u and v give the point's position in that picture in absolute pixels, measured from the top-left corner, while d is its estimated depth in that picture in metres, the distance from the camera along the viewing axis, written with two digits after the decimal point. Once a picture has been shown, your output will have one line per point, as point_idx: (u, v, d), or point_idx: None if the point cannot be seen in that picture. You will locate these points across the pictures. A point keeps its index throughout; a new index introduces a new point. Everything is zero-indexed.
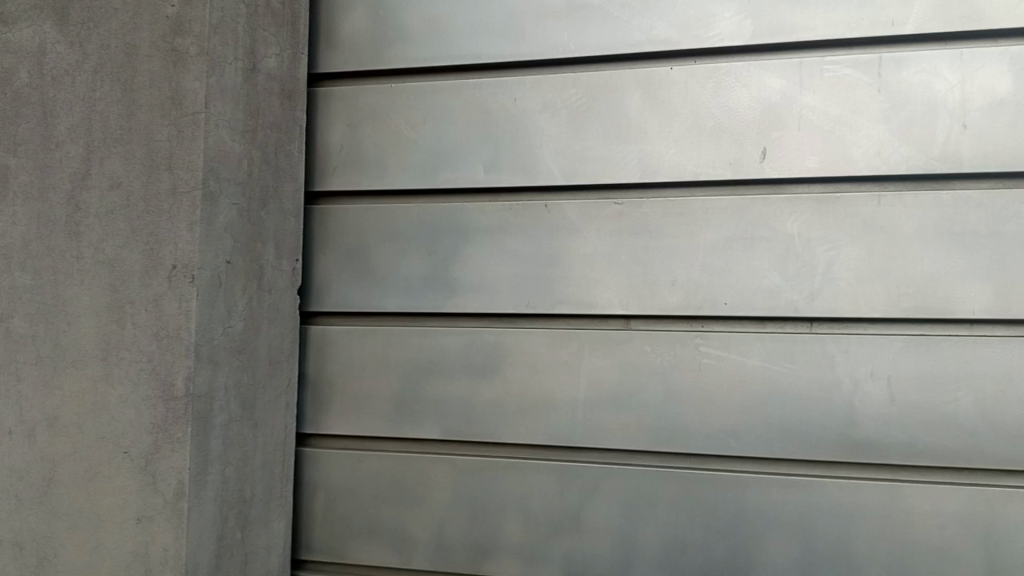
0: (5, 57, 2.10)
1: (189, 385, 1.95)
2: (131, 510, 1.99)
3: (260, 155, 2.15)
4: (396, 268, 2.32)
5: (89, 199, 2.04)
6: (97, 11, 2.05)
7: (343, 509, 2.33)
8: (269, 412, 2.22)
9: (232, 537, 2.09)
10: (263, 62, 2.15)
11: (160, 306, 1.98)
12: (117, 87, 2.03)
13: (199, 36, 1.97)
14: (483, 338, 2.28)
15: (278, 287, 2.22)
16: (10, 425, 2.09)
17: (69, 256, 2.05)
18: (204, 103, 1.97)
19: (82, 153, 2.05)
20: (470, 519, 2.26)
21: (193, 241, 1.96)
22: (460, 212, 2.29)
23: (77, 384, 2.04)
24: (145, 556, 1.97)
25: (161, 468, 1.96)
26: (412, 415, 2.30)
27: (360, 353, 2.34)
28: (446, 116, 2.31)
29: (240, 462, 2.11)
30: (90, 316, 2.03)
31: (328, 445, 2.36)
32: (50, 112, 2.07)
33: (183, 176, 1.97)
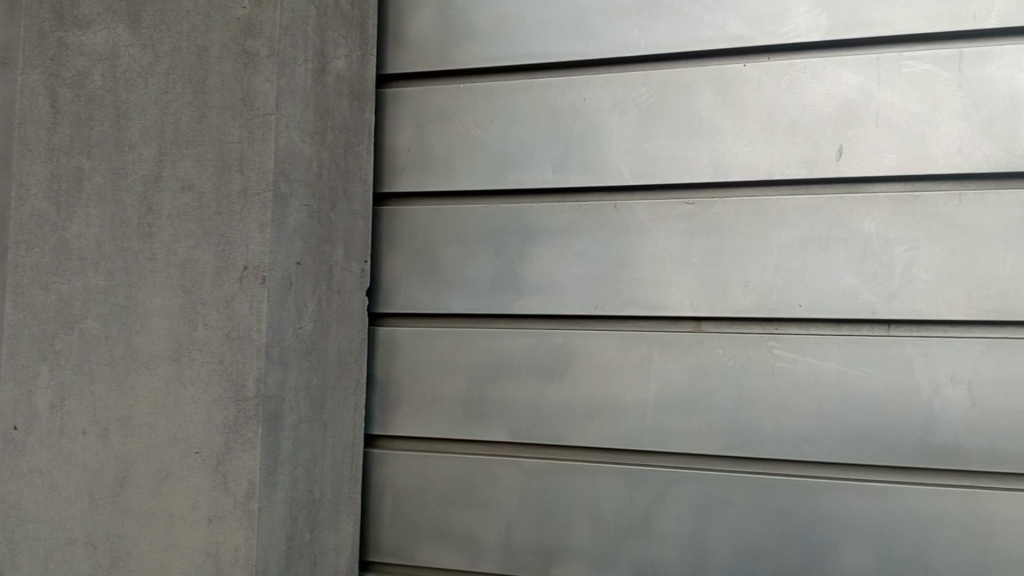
0: (79, 59, 2.02)
1: (261, 385, 1.89)
2: (202, 510, 1.92)
3: (329, 155, 2.10)
4: (463, 269, 2.31)
5: (161, 201, 1.97)
6: (170, 14, 1.98)
7: (411, 510, 2.32)
8: (337, 414, 2.17)
9: (301, 538, 2.03)
10: (331, 63, 2.11)
11: (231, 307, 1.91)
12: (188, 89, 1.97)
13: (270, 37, 1.92)
14: (551, 339, 2.26)
15: (346, 288, 2.19)
16: (84, 425, 1.99)
17: (141, 257, 1.97)
18: (275, 104, 1.92)
19: (154, 155, 1.97)
20: (538, 521, 2.24)
21: (264, 242, 1.90)
22: (528, 213, 2.28)
23: (149, 384, 1.96)
24: (216, 556, 1.90)
25: (233, 468, 1.89)
26: (480, 416, 2.28)
27: (427, 354, 2.33)
28: (514, 116, 2.29)
29: (310, 464, 2.06)
30: (163, 317, 1.95)
31: (395, 445, 2.35)
32: (122, 115, 1.99)
33: (255, 178, 1.92)
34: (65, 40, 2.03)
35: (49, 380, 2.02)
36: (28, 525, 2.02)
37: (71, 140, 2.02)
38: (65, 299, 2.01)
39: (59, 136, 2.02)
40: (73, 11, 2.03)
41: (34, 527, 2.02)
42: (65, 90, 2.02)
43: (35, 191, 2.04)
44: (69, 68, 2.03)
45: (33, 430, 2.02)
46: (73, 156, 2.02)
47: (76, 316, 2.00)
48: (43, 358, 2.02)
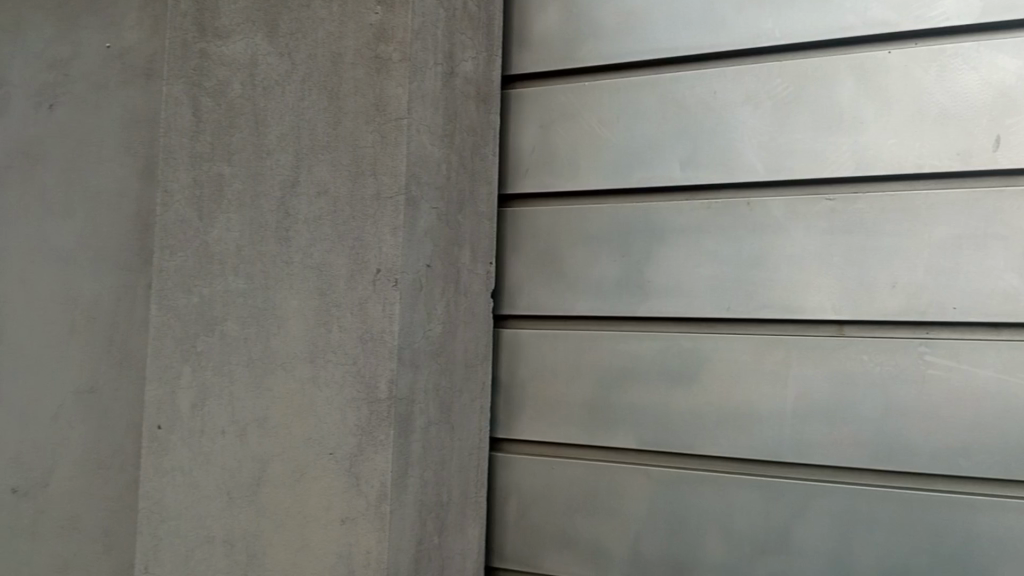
0: (219, 70, 2.04)
1: (393, 387, 1.86)
2: (334, 510, 1.89)
3: (456, 156, 2.09)
4: (588, 270, 2.26)
5: (299, 206, 1.96)
6: (306, 22, 1.99)
7: (536, 517, 2.27)
8: (465, 417, 2.14)
9: (429, 542, 1.99)
10: (459, 66, 2.10)
11: (366, 310, 1.90)
12: (324, 95, 1.96)
13: (401, 42, 1.90)
14: (680, 343, 2.17)
15: (473, 290, 2.17)
16: (223, 425, 1.99)
17: (278, 260, 1.97)
18: (407, 108, 1.89)
19: (291, 161, 1.98)
20: (667, 532, 2.15)
21: (396, 245, 1.88)
22: (655, 212, 2.21)
23: (286, 385, 1.94)
24: (348, 558, 1.87)
25: (365, 470, 1.87)
26: (607, 422, 2.22)
27: (551, 358, 2.29)
28: (641, 112, 2.23)
29: (438, 468, 2.03)
30: (299, 320, 1.95)
31: (519, 449, 2.32)
32: (261, 122, 2.00)
33: (387, 182, 1.90)
34: (207, 50, 2.06)
35: (191, 380, 2.03)
36: (170, 521, 2.02)
37: (213, 148, 2.04)
38: (206, 302, 2.02)
39: (202, 144, 2.05)
40: (214, 23, 2.06)
41: (175, 523, 2.02)
42: (207, 100, 2.05)
43: (178, 197, 2.07)
44: (210, 78, 2.05)
45: (175, 428, 2.03)
46: (214, 163, 2.04)
47: (216, 318, 2.01)
48: (186, 359, 2.03)
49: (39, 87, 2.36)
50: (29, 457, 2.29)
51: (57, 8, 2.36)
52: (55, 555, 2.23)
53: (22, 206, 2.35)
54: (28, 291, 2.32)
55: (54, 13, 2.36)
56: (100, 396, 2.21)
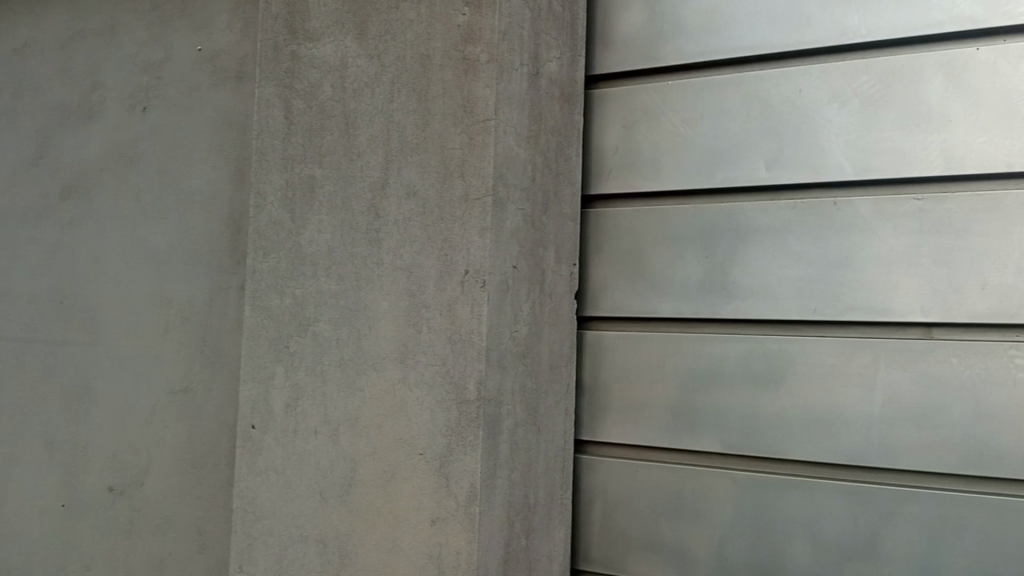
0: (309, 73, 2.06)
1: (482, 388, 1.84)
2: (424, 511, 1.88)
3: (541, 157, 2.05)
4: (672, 271, 2.25)
5: (389, 207, 1.96)
6: (394, 24, 1.98)
7: (620, 520, 2.26)
8: (551, 418, 2.13)
9: (517, 544, 1.98)
10: (545, 66, 2.07)
11: (455, 311, 1.88)
12: (413, 97, 1.95)
13: (489, 42, 1.87)
14: (766, 346, 2.13)
15: (557, 291, 2.15)
16: (315, 425, 2.00)
17: (369, 261, 1.97)
18: (495, 109, 1.86)
19: (381, 162, 1.98)
20: (754, 537, 2.11)
21: (485, 247, 1.86)
22: (741, 212, 2.18)
23: (377, 385, 1.95)
24: (439, 559, 1.85)
25: (456, 470, 1.85)
26: (692, 425, 2.20)
27: (635, 360, 2.28)
28: (725, 112, 2.20)
29: (525, 469, 2.01)
30: (390, 320, 1.95)
31: (601, 452, 2.31)
32: (351, 124, 2.01)
33: (475, 183, 1.87)
34: (297, 53, 2.08)
35: (284, 380, 2.05)
36: (264, 520, 2.04)
37: (304, 150, 2.06)
38: (299, 302, 2.04)
39: (293, 147, 2.07)
40: (303, 25, 2.08)
41: (269, 523, 2.04)
42: (298, 102, 2.07)
43: (271, 199, 2.09)
44: (301, 80, 2.07)
45: (269, 428, 2.06)
46: (306, 165, 2.05)
47: (309, 318, 2.03)
48: (279, 359, 2.06)
49: (135, 92, 2.44)
50: (124, 455, 2.35)
51: (153, 15, 2.44)
52: (150, 551, 2.28)
53: (120, 209, 2.43)
54: (125, 293, 2.40)
55: (148, 19, 2.44)
56: (194, 395, 2.26)
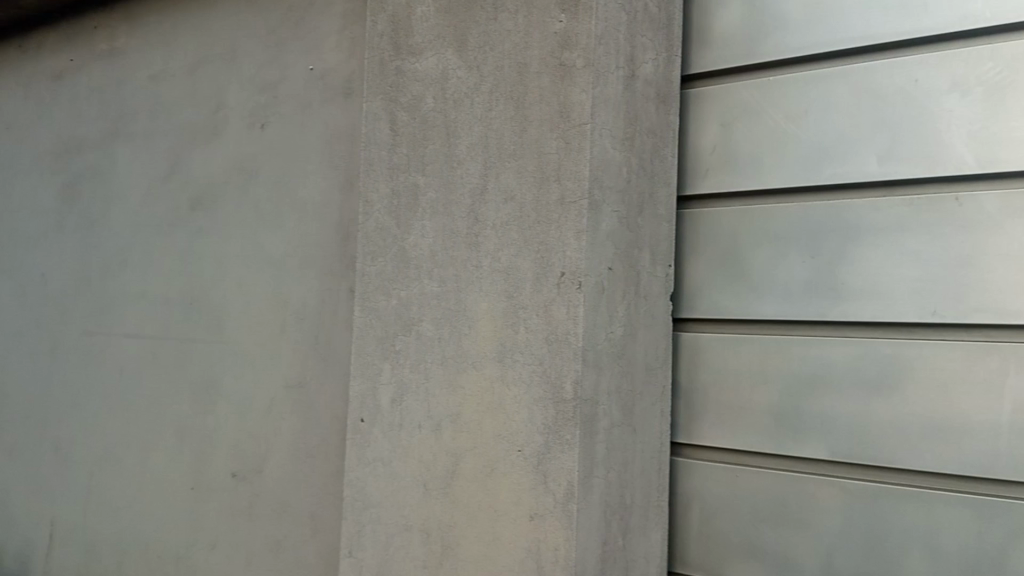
0: (413, 85, 2.17)
1: (578, 388, 1.87)
2: (523, 506, 1.93)
3: (637, 159, 2.06)
4: (774, 271, 2.19)
5: (487, 212, 2.03)
6: (493, 35, 2.05)
7: (719, 524, 2.23)
8: (647, 419, 2.13)
9: (614, 543, 2.00)
10: (640, 68, 2.07)
11: (551, 312, 1.92)
12: (510, 105, 2.01)
13: (585, 48, 1.90)
14: (877, 349, 2.03)
15: (653, 293, 2.14)
16: (419, 420, 2.10)
17: (469, 263, 2.05)
18: (590, 114, 1.89)
19: (480, 169, 2.05)
20: (864, 548, 2.02)
21: (580, 248, 1.89)
22: (849, 210, 2.09)
23: (476, 382, 2.02)
24: (537, 553, 1.90)
25: (553, 468, 1.89)
26: (796, 430, 2.13)
27: (735, 362, 2.24)
28: (832, 106, 2.12)
29: (621, 469, 2.02)
30: (489, 321, 2.02)
31: (699, 455, 2.28)
32: (452, 133, 2.09)
33: (571, 187, 1.91)
34: (402, 67, 2.19)
35: (390, 377, 2.16)
36: (374, 508, 2.16)
37: (408, 159, 2.17)
38: (404, 304, 2.15)
39: (399, 157, 2.19)
40: (408, 41, 2.19)
41: (377, 512, 2.16)
42: (402, 114, 2.18)
43: (378, 206, 2.22)
44: (405, 93, 2.18)
45: (376, 422, 2.18)
46: (410, 174, 2.16)
47: (413, 319, 2.14)
48: (386, 357, 2.17)
49: (256, 110, 2.64)
50: (246, 444, 2.55)
51: (271, 38, 2.63)
52: (268, 534, 2.46)
53: (243, 218, 2.65)
54: (249, 294, 2.60)
55: (268, 42, 2.64)
56: (307, 390, 2.43)
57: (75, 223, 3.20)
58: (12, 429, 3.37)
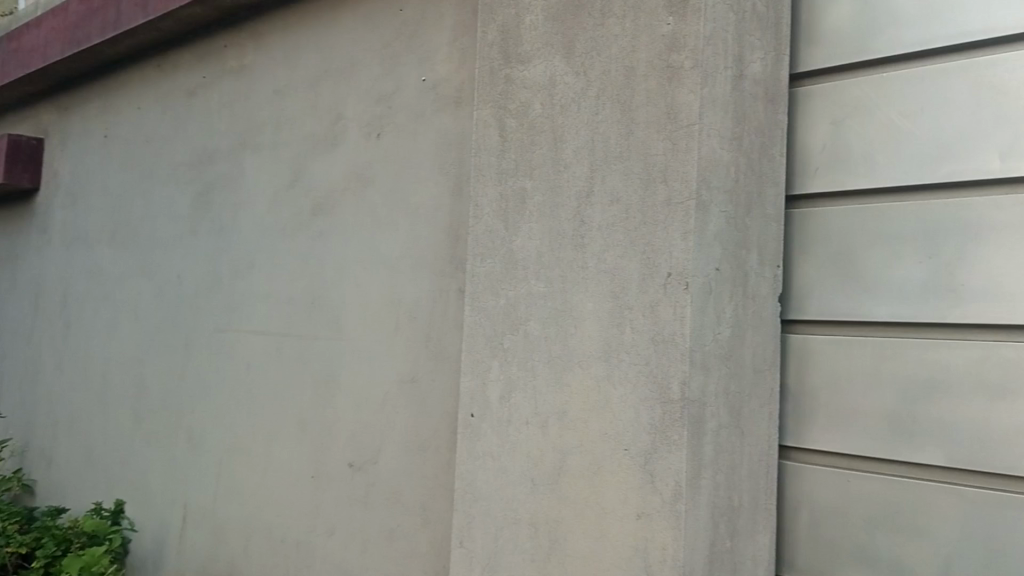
0: (521, 92, 2.24)
1: (686, 389, 1.88)
2: (630, 504, 1.95)
3: (745, 160, 2.05)
4: (887, 272, 2.14)
5: (592, 214, 2.07)
6: (600, 40, 2.09)
7: (830, 529, 2.18)
8: (754, 421, 2.11)
9: (722, 545, 1.99)
10: (748, 67, 2.07)
11: (658, 312, 1.94)
12: (618, 108, 2.04)
13: (694, 50, 1.91)
14: (1001, 353, 1.95)
15: (761, 294, 2.12)
16: (526, 417, 2.16)
17: (575, 265, 2.09)
18: (699, 114, 1.90)
19: (586, 172, 2.09)
20: (987, 560, 1.94)
21: (688, 249, 1.89)
22: (969, 208, 2.01)
23: (583, 382, 2.06)
24: (645, 551, 1.92)
25: (660, 468, 1.91)
26: (911, 436, 2.07)
27: (846, 365, 2.19)
28: (950, 101, 2.06)
29: (729, 471, 2.02)
30: (595, 321, 2.05)
31: (808, 458, 2.24)
32: (559, 137, 2.14)
33: (679, 188, 1.92)
34: (511, 75, 2.26)
35: (498, 375, 2.23)
36: (482, 501, 2.23)
37: (516, 164, 2.24)
38: (512, 304, 2.22)
39: (507, 162, 2.26)
40: (517, 49, 2.26)
41: (486, 504, 2.23)
42: (511, 120, 2.25)
43: (487, 210, 2.30)
44: (514, 100, 2.25)
45: (486, 417, 2.25)
46: (518, 178, 2.23)
47: (521, 318, 2.20)
48: (494, 355, 2.24)
49: (370, 120, 2.78)
50: (362, 437, 2.68)
51: (384, 52, 2.77)
52: (382, 522, 2.57)
53: (358, 222, 2.79)
54: (363, 294, 2.74)
55: (381, 56, 2.78)
56: (419, 385, 2.53)
57: (206, 229, 3.44)
58: (148, 417, 3.64)
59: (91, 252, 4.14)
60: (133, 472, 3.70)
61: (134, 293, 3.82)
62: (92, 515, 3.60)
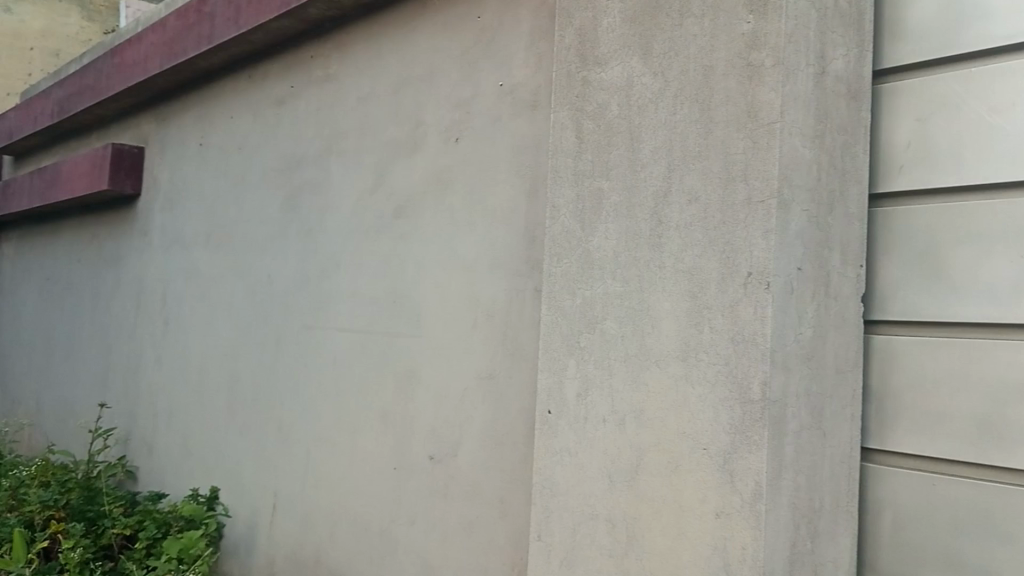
0: (598, 94, 2.27)
1: (767, 389, 1.87)
2: (708, 504, 1.96)
3: (828, 158, 2.03)
4: (976, 272, 2.08)
5: (670, 214, 2.08)
6: (678, 40, 2.10)
7: (915, 534, 2.13)
8: (836, 422, 2.09)
9: (802, 546, 1.98)
10: (830, 64, 2.05)
11: (737, 311, 1.94)
12: (697, 108, 2.05)
13: (775, 48, 1.91)
14: None
15: (844, 294, 2.10)
16: (604, 414, 2.19)
17: (653, 265, 2.11)
18: (780, 113, 1.90)
19: (664, 172, 2.10)
20: None
21: (769, 249, 1.89)
22: None
23: (661, 381, 2.07)
24: (724, 551, 1.92)
25: (740, 468, 1.90)
26: (1002, 441, 2.00)
27: (932, 368, 2.14)
28: None
29: (811, 472, 2.00)
30: (672, 321, 2.06)
31: (892, 461, 2.19)
32: (636, 138, 2.17)
33: (760, 187, 1.92)
34: (588, 78, 2.30)
35: (576, 372, 2.27)
36: (560, 496, 2.27)
37: (593, 165, 2.27)
38: (589, 303, 2.25)
39: (584, 163, 2.29)
40: (593, 52, 2.29)
41: (564, 499, 2.27)
42: (588, 122, 2.29)
43: (564, 210, 2.34)
44: (591, 102, 2.29)
45: (564, 414, 2.29)
46: (594, 179, 2.26)
47: (597, 317, 2.23)
48: (571, 353, 2.28)
49: (449, 125, 2.87)
50: (442, 431, 2.77)
51: (462, 58, 2.85)
52: (462, 514, 2.65)
53: (437, 224, 2.88)
54: (443, 294, 2.82)
55: (459, 62, 2.86)
56: (497, 382, 2.59)
57: (293, 230, 3.61)
58: (240, 409, 3.83)
59: (188, 253, 4.38)
60: (226, 462, 3.89)
61: (226, 291, 4.03)
62: (190, 501, 3.79)
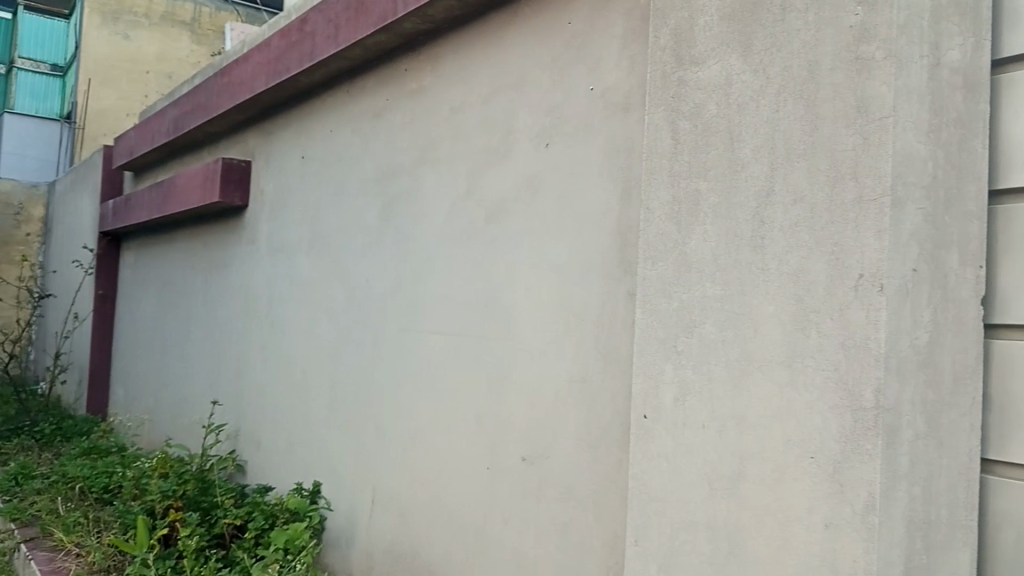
0: (695, 94, 2.25)
1: (880, 396, 1.79)
2: (816, 514, 1.89)
3: (943, 153, 1.94)
4: None
5: (774, 214, 2.03)
6: (780, 36, 2.05)
7: None
8: (954, 432, 1.98)
9: (918, 561, 1.88)
10: (945, 55, 1.95)
11: (847, 314, 1.87)
12: (800, 105, 2.00)
13: (886, 39, 1.84)
14: None
15: (962, 297, 2.00)
16: (703, 420, 2.15)
17: (754, 267, 2.06)
18: (892, 106, 1.83)
19: (766, 170, 2.06)
20: None
21: (882, 249, 1.81)
22: None
23: (764, 387, 2.02)
24: (834, 563, 1.85)
25: (852, 477, 1.83)
26: None
27: None
28: None
29: (926, 484, 1.90)
30: (776, 325, 2.01)
31: (1018, 476, 2.00)
32: (736, 137, 2.13)
33: (871, 185, 1.85)
34: (684, 78, 2.29)
35: (673, 376, 2.24)
36: (657, 501, 2.25)
37: (691, 166, 2.25)
38: (686, 307, 2.22)
39: (680, 164, 2.28)
40: (690, 52, 2.28)
41: (662, 504, 2.24)
42: (685, 123, 2.27)
43: (659, 212, 2.33)
44: (687, 102, 2.27)
45: (661, 419, 2.27)
46: (691, 180, 2.24)
47: (695, 321, 2.20)
48: (669, 358, 2.26)
49: (541, 131, 2.90)
50: (535, 433, 2.79)
51: (554, 64, 2.88)
52: (555, 516, 2.66)
53: (529, 229, 2.91)
54: (536, 298, 2.85)
55: (551, 68, 2.90)
56: (591, 385, 2.59)
57: (389, 237, 3.73)
58: (340, 409, 3.98)
59: (290, 261, 4.60)
60: (327, 459, 4.05)
61: (326, 297, 4.20)
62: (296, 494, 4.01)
